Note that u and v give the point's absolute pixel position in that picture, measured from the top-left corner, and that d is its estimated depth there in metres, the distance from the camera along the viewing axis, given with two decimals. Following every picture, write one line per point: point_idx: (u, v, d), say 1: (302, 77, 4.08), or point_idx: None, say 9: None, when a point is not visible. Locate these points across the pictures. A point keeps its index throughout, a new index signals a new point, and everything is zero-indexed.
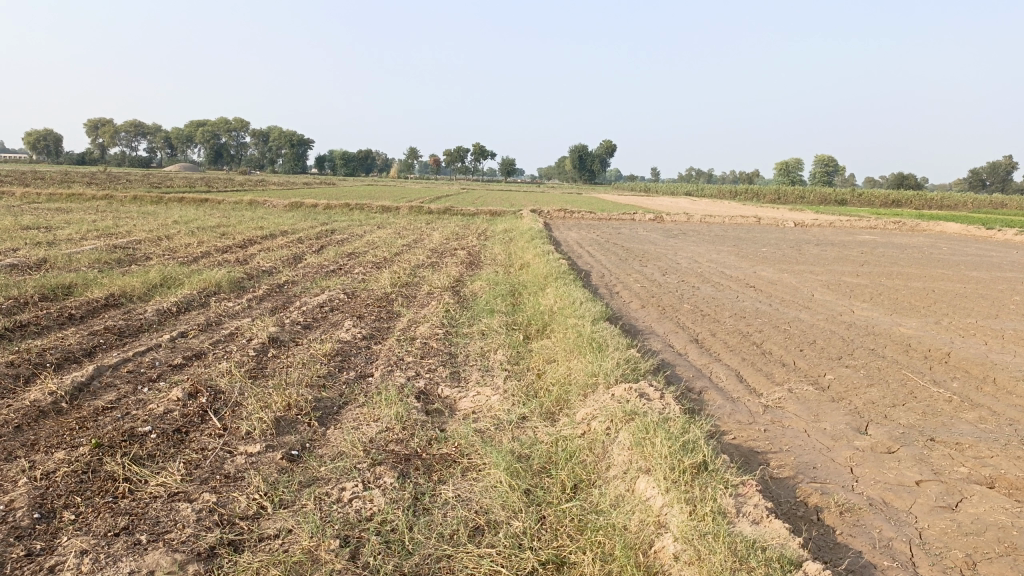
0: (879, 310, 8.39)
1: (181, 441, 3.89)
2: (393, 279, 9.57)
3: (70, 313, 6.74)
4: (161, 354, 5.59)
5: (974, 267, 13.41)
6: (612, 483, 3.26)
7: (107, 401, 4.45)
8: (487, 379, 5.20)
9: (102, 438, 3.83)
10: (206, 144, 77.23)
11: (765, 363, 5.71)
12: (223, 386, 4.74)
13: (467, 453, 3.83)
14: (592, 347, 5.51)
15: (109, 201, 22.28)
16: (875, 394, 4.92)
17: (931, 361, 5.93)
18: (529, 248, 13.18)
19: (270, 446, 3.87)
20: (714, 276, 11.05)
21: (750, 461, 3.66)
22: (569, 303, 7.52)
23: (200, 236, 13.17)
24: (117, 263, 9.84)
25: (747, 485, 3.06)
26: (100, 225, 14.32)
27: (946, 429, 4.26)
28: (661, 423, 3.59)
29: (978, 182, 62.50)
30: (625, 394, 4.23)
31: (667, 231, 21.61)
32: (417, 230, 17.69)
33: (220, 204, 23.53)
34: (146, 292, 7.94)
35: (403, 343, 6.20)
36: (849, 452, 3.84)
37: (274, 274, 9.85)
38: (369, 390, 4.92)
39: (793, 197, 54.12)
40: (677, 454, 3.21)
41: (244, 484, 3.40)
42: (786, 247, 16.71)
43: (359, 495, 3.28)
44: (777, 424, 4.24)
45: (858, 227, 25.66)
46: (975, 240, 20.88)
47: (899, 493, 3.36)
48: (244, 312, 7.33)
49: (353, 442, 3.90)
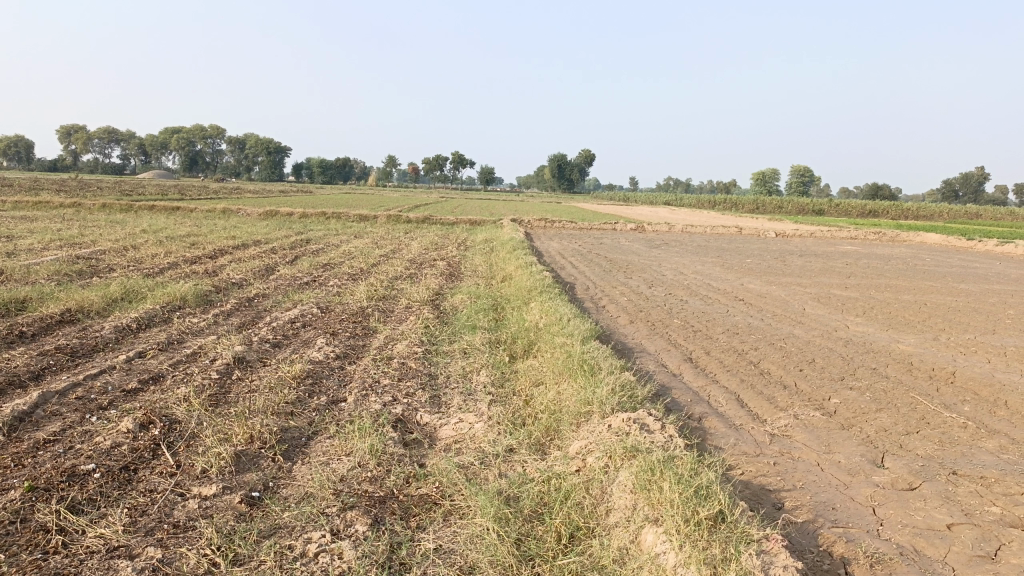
0: (875, 325, 8.11)
1: (128, 481, 3.48)
2: (370, 292, 9.15)
3: (20, 331, 6.26)
4: (116, 377, 5.14)
5: (961, 279, 13.25)
6: (614, 533, 2.90)
7: (48, 433, 4.01)
8: (470, 404, 4.81)
9: (38, 479, 3.39)
10: (181, 152, 76.35)
11: (765, 385, 5.37)
12: (180, 416, 4.31)
13: (449, 494, 3.43)
14: (583, 370, 5.13)
15: (76, 209, 21.68)
16: (887, 421, 4.59)
17: (937, 382, 5.62)
18: (511, 259, 12.82)
19: (228, 487, 3.46)
20: (702, 289, 10.77)
21: (763, 502, 3.32)
22: (556, 318, 7.15)
23: (168, 247, 12.66)
24: (78, 275, 9.36)
25: (771, 540, 2.70)
26: (64, 234, 13.77)
27: (968, 461, 3.94)
28: (667, 462, 3.23)
29: (950, 193, 63.30)
30: (623, 425, 3.87)
31: (649, 241, 21.35)
32: (395, 240, 17.28)
33: (192, 213, 22.99)
34: (105, 307, 7.45)
35: (380, 363, 5.80)
36: (870, 490, 3.49)
37: (244, 286, 9.40)
38: (341, 417, 4.51)
39: (770, 207, 54.10)
40: (689, 503, 2.84)
41: (194, 536, 2.98)
42: (769, 258, 16.53)
43: (327, 548, 2.89)
44: (786, 456, 3.91)
45: (838, 238, 25.52)
46: (957, 251, 20.82)
47: (931, 539, 3.01)
48: (209, 329, 6.88)
49: (322, 482, 3.49)
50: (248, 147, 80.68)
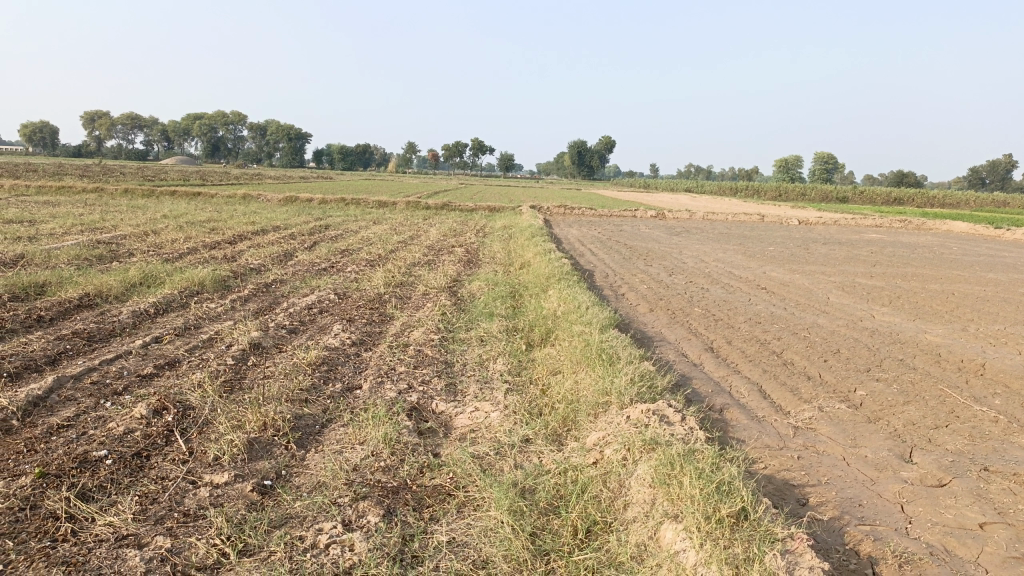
0: (901, 315, 7.93)
1: (140, 468, 3.44)
2: (387, 278, 9.09)
3: (39, 316, 6.26)
4: (131, 362, 5.12)
5: (989, 268, 12.98)
6: (631, 529, 2.82)
7: (62, 418, 3.98)
8: (486, 393, 4.73)
9: (50, 465, 3.35)
10: (203, 137, 76.84)
11: (789, 375, 5.25)
12: (194, 402, 4.27)
13: (463, 485, 3.36)
14: (601, 359, 5.04)
15: (99, 194, 21.86)
16: (915, 414, 4.46)
17: (966, 374, 5.47)
18: (530, 245, 12.74)
19: (240, 475, 3.41)
20: (723, 277, 10.62)
21: (787, 497, 3.21)
22: (575, 306, 7.05)
23: (188, 232, 12.70)
24: (98, 260, 9.38)
25: (796, 539, 2.59)
26: (86, 219, 13.84)
27: (1000, 457, 3.81)
28: (688, 456, 3.13)
29: (977, 180, 62.18)
30: (643, 416, 3.77)
31: (670, 228, 21.11)
32: (414, 225, 17.22)
33: (213, 198, 23.09)
34: (124, 291, 7.45)
35: (396, 350, 5.74)
36: (898, 487, 3.38)
37: (262, 272, 9.37)
38: (356, 405, 4.45)
39: (793, 195, 53.46)
40: (711, 499, 2.74)
41: (204, 525, 2.93)
42: (792, 246, 16.30)
43: (338, 539, 2.82)
44: (811, 450, 3.80)
45: (863, 226, 25.15)
46: (984, 239, 20.45)
47: (963, 539, 2.90)
48: (226, 315, 6.86)
49: (334, 471, 3.43)
50: (269, 132, 80.94)
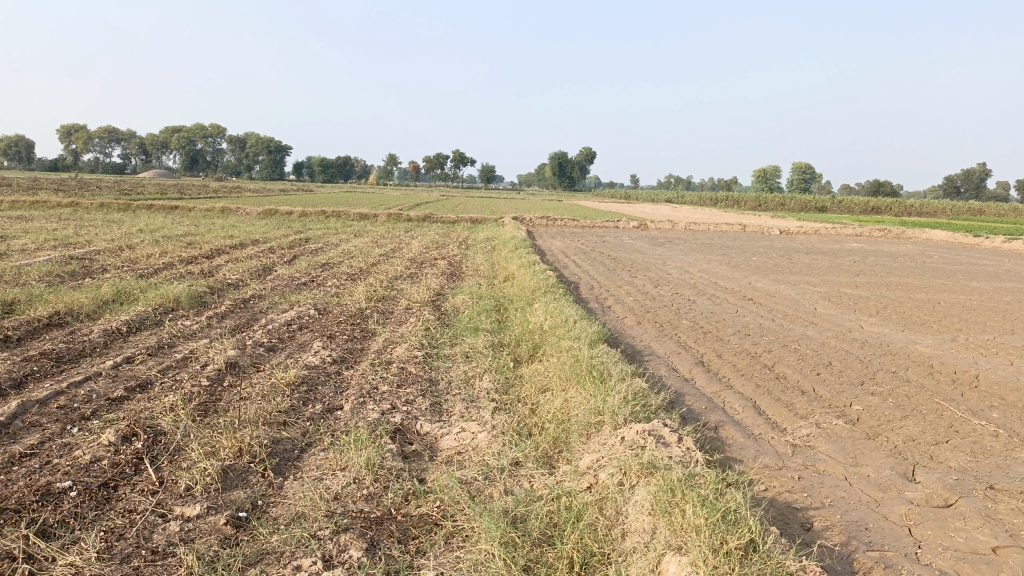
0: (890, 325, 7.84)
1: (107, 500, 3.23)
2: (369, 292, 8.90)
3: (5, 336, 6.01)
4: (101, 385, 4.89)
5: (974, 277, 12.97)
6: (630, 561, 2.65)
7: (25, 446, 3.76)
8: (472, 412, 4.55)
9: (9, 499, 3.13)
10: (181, 151, 76.05)
11: (783, 390, 5.12)
12: (166, 427, 4.06)
13: (451, 514, 3.18)
14: (592, 376, 4.88)
15: (75, 209, 21.43)
16: (914, 429, 4.33)
17: (961, 387, 5.37)
18: (514, 258, 12.59)
19: (214, 507, 3.21)
20: (710, 288, 10.51)
21: (791, 522, 3.08)
22: (562, 320, 6.89)
23: (164, 246, 12.43)
24: (70, 276, 9.11)
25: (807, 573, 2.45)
26: (59, 234, 13.53)
27: (1004, 474, 3.69)
28: (688, 481, 2.99)
29: (952, 188, 62.93)
30: (638, 438, 3.62)
31: (653, 239, 20.97)
32: (396, 238, 17.01)
33: (191, 212, 22.73)
34: (96, 309, 7.20)
35: (378, 368, 5.55)
36: (904, 508, 3.24)
37: (240, 287, 9.13)
38: (337, 428, 4.26)
39: (774, 205, 53.75)
40: (717, 531, 2.59)
41: (174, 564, 2.74)
42: (776, 256, 16.25)
43: None
44: (811, 470, 3.66)
45: (844, 236, 25.24)
46: (965, 248, 20.53)
47: (976, 564, 2.76)
48: (202, 332, 6.64)
49: (314, 501, 3.24)
50: (249, 145, 80.34)
